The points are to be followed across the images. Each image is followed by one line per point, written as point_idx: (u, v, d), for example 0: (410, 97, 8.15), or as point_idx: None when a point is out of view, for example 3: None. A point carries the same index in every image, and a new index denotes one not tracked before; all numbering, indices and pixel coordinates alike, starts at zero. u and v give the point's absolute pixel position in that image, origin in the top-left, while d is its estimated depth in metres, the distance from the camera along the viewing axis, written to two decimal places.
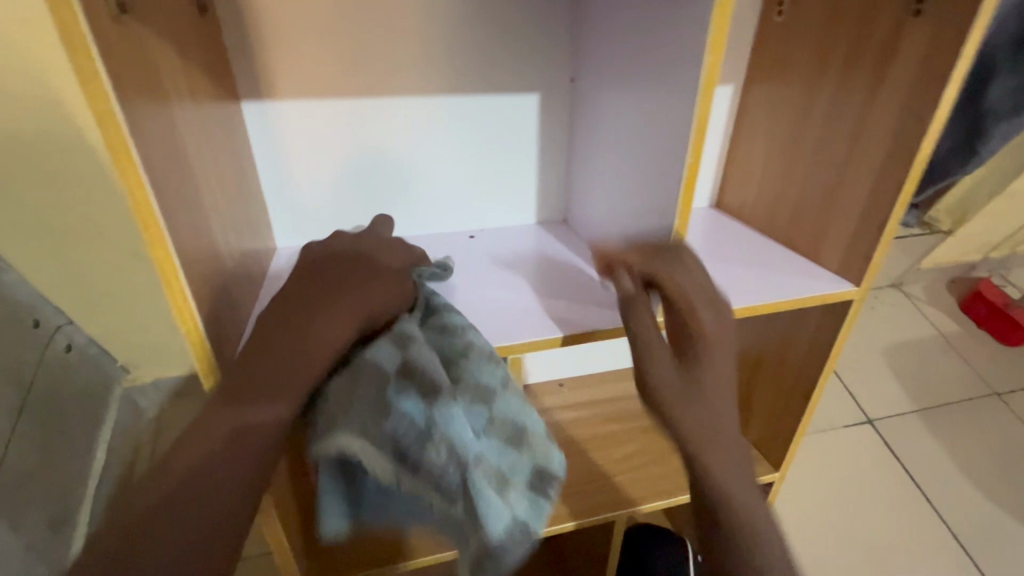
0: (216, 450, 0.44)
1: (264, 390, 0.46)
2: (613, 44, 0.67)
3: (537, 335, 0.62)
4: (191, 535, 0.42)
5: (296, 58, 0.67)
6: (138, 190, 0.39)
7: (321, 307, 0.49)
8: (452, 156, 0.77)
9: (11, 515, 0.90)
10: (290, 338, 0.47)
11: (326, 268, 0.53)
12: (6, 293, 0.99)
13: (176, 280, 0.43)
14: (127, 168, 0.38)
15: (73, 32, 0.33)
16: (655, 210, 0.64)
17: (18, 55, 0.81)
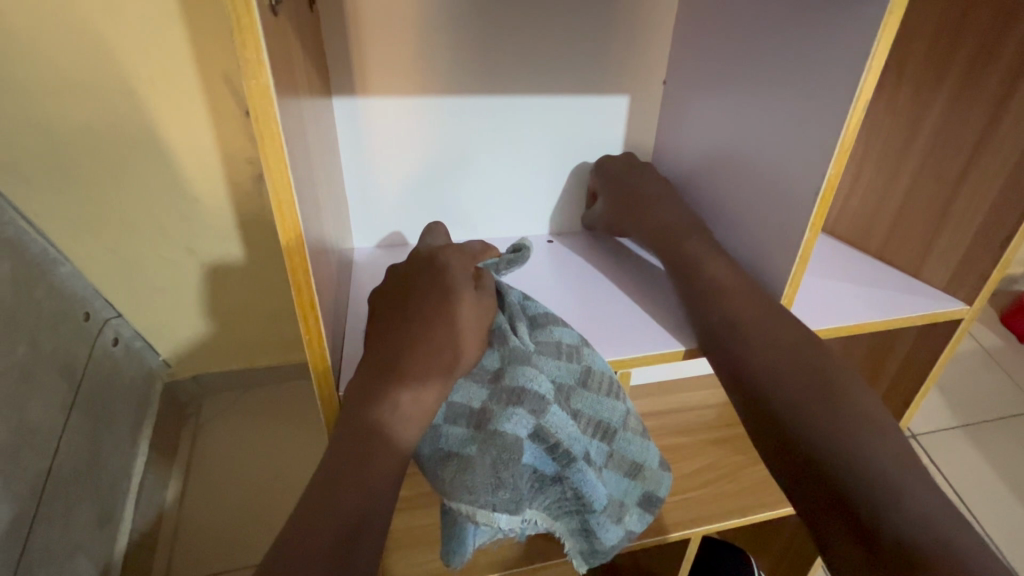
0: (380, 451, 0.44)
1: (415, 401, 0.46)
2: (721, 47, 0.64)
3: (650, 347, 0.58)
4: (358, 530, 0.41)
5: (392, 54, 0.64)
6: (283, 193, 0.39)
7: (439, 333, 0.48)
8: (535, 161, 0.75)
9: (63, 513, 0.88)
10: (418, 363, 0.47)
11: (426, 282, 0.52)
12: (60, 286, 0.97)
13: (306, 289, 0.44)
14: (276, 172, 0.38)
15: (247, 30, 0.33)
16: (768, 223, 0.60)
17: (89, 42, 0.79)
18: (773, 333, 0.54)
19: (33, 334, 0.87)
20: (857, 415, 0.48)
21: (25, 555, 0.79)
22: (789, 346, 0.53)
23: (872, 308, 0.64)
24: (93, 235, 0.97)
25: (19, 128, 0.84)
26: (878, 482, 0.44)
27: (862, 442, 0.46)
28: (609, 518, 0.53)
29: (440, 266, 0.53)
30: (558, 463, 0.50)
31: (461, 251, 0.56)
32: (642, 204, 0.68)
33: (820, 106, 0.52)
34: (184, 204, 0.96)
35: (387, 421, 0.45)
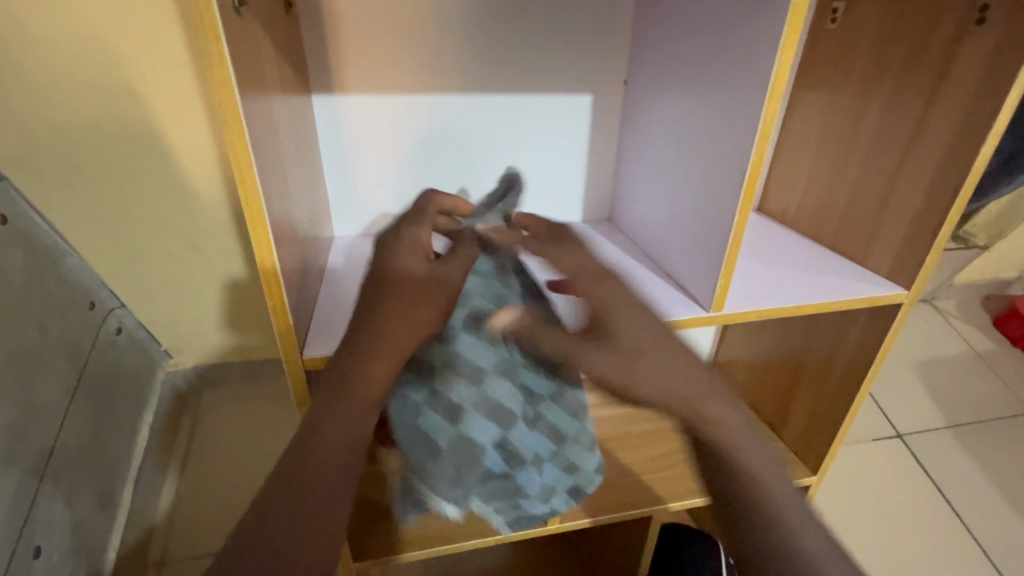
0: (337, 438, 0.50)
1: (370, 396, 0.52)
2: (671, 45, 0.68)
3: None
4: (314, 510, 0.47)
5: (367, 54, 0.70)
6: (246, 170, 0.45)
7: (396, 332, 0.53)
8: (505, 155, 0.80)
9: (65, 487, 0.94)
10: (377, 363, 0.52)
11: (382, 273, 0.55)
12: (69, 276, 1.03)
13: (270, 262, 0.50)
14: (238, 149, 0.44)
15: (209, 23, 0.38)
16: (713, 201, 0.64)
17: (95, 48, 0.86)
18: (705, 411, 0.55)
19: (41, 319, 0.93)
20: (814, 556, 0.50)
21: (26, 525, 0.85)
22: (711, 423, 0.54)
23: (812, 292, 0.68)
24: (99, 228, 1.03)
25: (33, 126, 0.91)
26: None
27: (788, 521, 0.51)
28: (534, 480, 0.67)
29: (392, 251, 0.56)
30: (512, 465, 0.63)
31: (411, 229, 0.58)
32: (655, 376, 0.54)
33: (751, 96, 0.57)
34: (184, 199, 1.03)
35: (348, 413, 0.51)
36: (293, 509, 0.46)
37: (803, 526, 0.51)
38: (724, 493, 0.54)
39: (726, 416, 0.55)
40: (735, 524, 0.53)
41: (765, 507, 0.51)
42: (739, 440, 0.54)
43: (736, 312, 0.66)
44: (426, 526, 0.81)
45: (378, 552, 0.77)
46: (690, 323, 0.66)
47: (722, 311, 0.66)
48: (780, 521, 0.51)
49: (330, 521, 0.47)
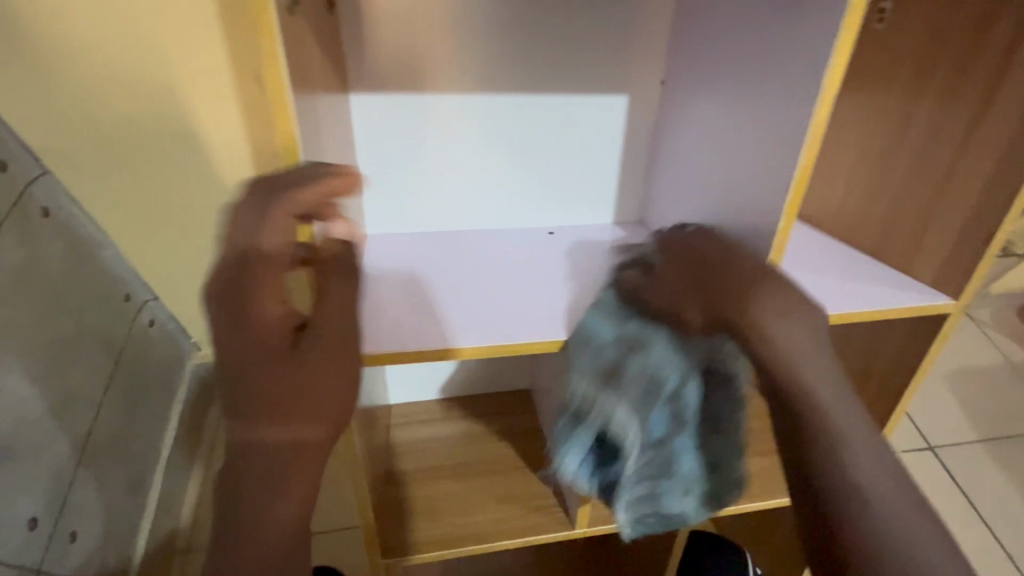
0: (287, 482, 0.46)
1: (304, 423, 0.46)
2: (713, 47, 0.67)
3: None
4: (292, 540, 0.47)
5: (405, 52, 0.70)
6: (298, 167, 0.46)
7: (326, 359, 0.48)
8: (538, 157, 0.79)
9: (99, 474, 0.96)
10: (308, 395, 0.46)
11: (258, 311, 0.44)
12: (106, 267, 1.06)
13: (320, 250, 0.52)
14: (292, 147, 0.45)
15: (267, 22, 0.38)
16: (755, 208, 0.63)
17: (136, 44, 0.87)
18: (802, 377, 0.56)
19: (79, 310, 0.96)
20: (875, 466, 0.56)
21: (63, 509, 0.87)
22: (808, 386, 0.56)
23: (856, 300, 0.67)
24: (135, 222, 1.06)
25: (77, 122, 0.93)
26: (864, 526, 0.54)
27: (864, 468, 0.55)
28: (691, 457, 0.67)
29: (250, 280, 0.44)
30: (672, 433, 0.64)
31: (244, 243, 0.45)
32: (762, 327, 0.56)
33: (796, 103, 0.56)
34: (219, 196, 1.05)
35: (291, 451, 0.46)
36: (255, 550, 0.46)
37: (876, 474, 0.55)
38: (803, 447, 0.57)
39: (816, 377, 0.56)
40: (811, 473, 0.57)
41: (841, 459, 0.55)
42: (828, 399, 0.56)
43: None
44: (451, 527, 0.81)
45: (409, 551, 0.77)
46: None
47: None
48: (855, 472, 0.55)
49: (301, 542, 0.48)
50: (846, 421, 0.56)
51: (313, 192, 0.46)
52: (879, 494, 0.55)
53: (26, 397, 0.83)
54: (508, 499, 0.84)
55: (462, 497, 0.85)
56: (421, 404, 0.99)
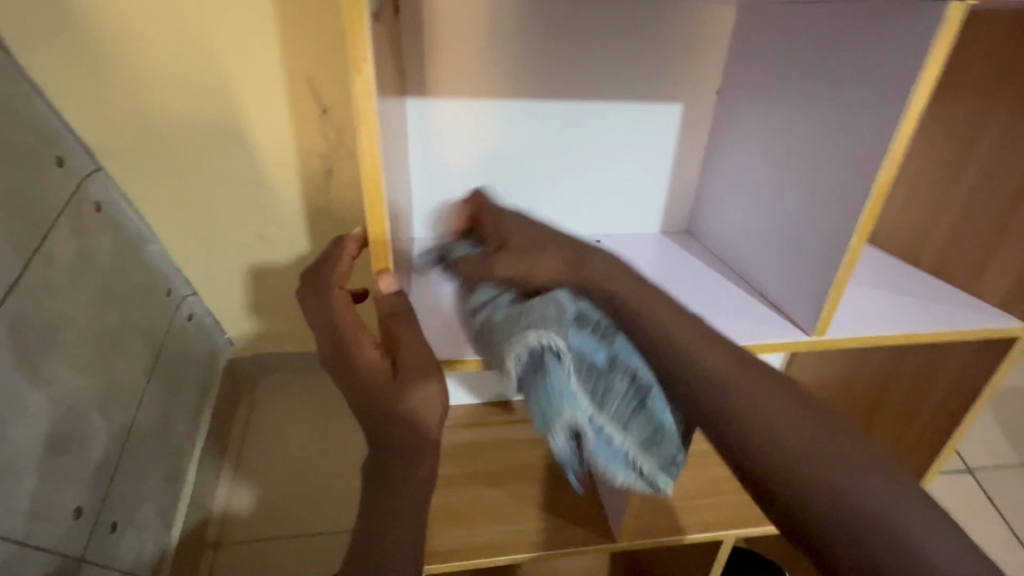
0: (410, 463, 0.53)
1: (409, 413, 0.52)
2: (779, 56, 0.65)
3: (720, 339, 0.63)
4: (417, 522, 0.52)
5: (461, 58, 0.70)
6: (374, 170, 0.45)
7: (409, 352, 0.53)
8: (586, 164, 0.79)
9: (138, 465, 0.98)
10: (401, 386, 0.52)
11: (345, 330, 0.54)
12: (149, 262, 1.07)
13: (383, 248, 0.52)
14: (370, 149, 0.44)
15: (355, 24, 0.38)
16: (824, 217, 0.60)
17: (190, 44, 0.89)
18: (704, 368, 0.54)
19: (124, 303, 0.97)
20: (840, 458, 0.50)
21: (105, 499, 0.89)
22: (733, 391, 0.53)
23: (924, 318, 0.66)
24: (179, 218, 1.07)
25: (127, 119, 0.95)
26: (844, 524, 0.47)
27: (819, 451, 0.50)
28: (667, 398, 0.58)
29: (336, 310, 0.55)
30: (606, 350, 0.56)
31: (324, 287, 0.57)
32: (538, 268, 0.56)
33: (876, 112, 0.53)
34: (261, 194, 1.06)
35: (407, 439, 0.52)
36: (393, 533, 0.51)
37: (843, 465, 0.49)
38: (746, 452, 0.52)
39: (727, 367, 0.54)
40: (764, 481, 0.51)
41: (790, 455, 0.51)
42: (741, 390, 0.53)
43: (838, 336, 0.63)
44: (493, 534, 0.80)
45: (450, 557, 0.76)
46: (788, 347, 0.64)
47: (825, 335, 0.63)
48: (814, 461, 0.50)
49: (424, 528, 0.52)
50: (778, 414, 0.52)
51: (339, 268, 0.58)
52: (854, 479, 0.49)
53: (74, 387, 0.84)
54: (548, 508, 0.83)
55: (500, 505, 0.84)
56: (458, 409, 0.99)
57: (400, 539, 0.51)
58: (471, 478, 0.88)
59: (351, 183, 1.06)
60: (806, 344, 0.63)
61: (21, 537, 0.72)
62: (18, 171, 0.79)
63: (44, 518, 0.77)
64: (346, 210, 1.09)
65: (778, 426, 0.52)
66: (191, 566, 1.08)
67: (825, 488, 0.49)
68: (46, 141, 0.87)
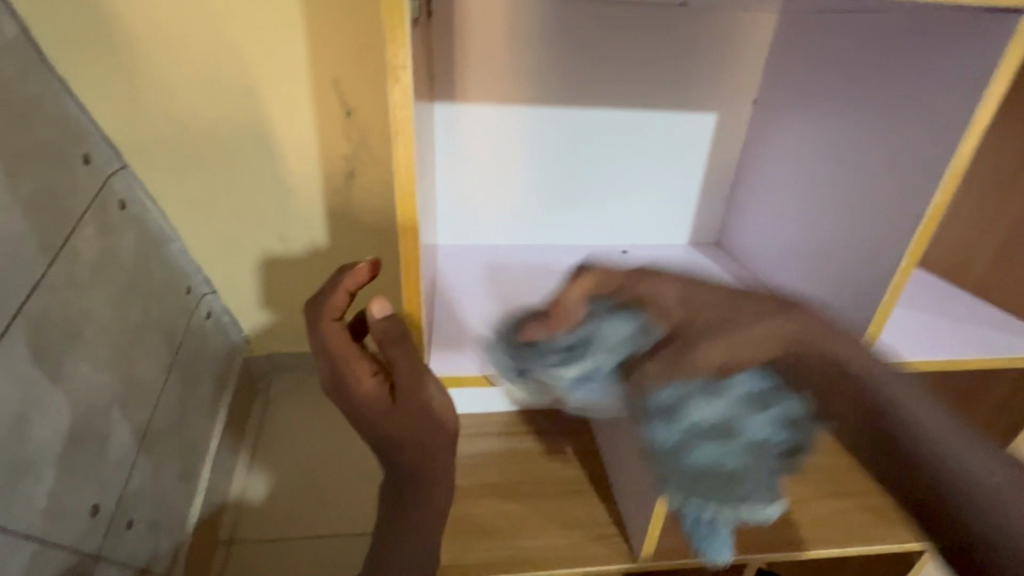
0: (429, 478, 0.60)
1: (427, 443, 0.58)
2: (825, 68, 0.63)
3: None
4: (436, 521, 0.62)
5: (494, 63, 0.68)
6: (407, 175, 0.46)
7: (413, 397, 0.55)
8: (615, 173, 0.77)
9: (155, 463, 0.98)
10: (415, 424, 0.56)
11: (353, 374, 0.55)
12: (171, 260, 1.07)
13: (413, 257, 0.51)
14: (404, 155, 0.45)
15: (396, 28, 0.39)
16: (874, 237, 0.59)
17: (219, 44, 0.89)
18: (832, 353, 0.58)
19: (144, 301, 0.97)
20: (942, 426, 0.55)
21: (121, 497, 0.89)
22: (855, 371, 0.57)
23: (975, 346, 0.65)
24: (200, 217, 1.07)
25: (155, 117, 0.95)
26: (955, 485, 0.52)
27: (922, 427, 0.55)
28: (790, 439, 0.60)
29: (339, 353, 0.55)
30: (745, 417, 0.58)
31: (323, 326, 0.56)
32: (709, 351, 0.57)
33: (941, 130, 0.51)
34: (283, 195, 1.05)
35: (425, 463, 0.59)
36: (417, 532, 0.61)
37: (949, 437, 0.54)
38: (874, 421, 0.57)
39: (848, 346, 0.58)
40: (893, 454, 0.55)
41: (908, 427, 0.55)
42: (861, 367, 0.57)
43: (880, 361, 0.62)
44: (508, 548, 0.78)
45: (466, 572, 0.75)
46: None
47: None
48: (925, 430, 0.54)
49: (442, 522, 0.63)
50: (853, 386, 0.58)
51: (334, 298, 0.56)
52: (951, 447, 0.54)
53: (94, 385, 0.84)
54: (566, 524, 0.82)
55: (517, 519, 0.82)
56: (474, 417, 0.97)
57: (424, 509, 0.61)
58: (487, 490, 0.86)
59: (372, 186, 1.05)
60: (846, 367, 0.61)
61: (38, 534, 0.72)
62: (45, 168, 0.79)
63: (61, 515, 0.77)
64: (368, 212, 1.08)
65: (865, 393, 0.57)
66: (203, 564, 1.08)
67: (947, 455, 0.54)
68: (74, 139, 0.87)
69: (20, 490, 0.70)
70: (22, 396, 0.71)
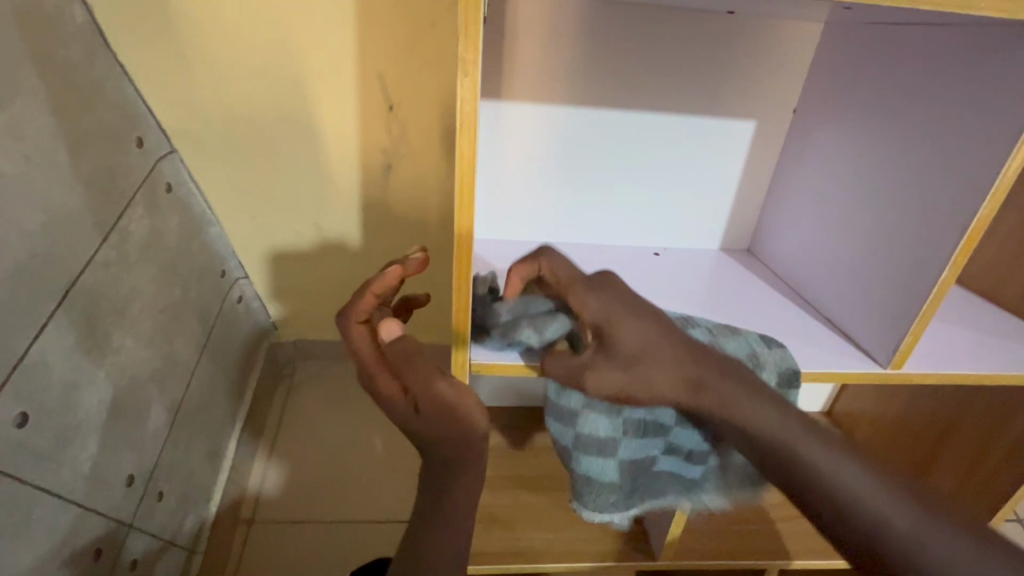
0: (457, 489, 0.59)
1: (454, 448, 0.57)
2: (873, 77, 0.63)
3: (825, 363, 0.62)
4: (462, 537, 0.59)
5: (540, 62, 0.70)
6: (466, 162, 0.47)
7: (437, 401, 0.55)
8: (648, 175, 0.78)
9: (186, 441, 1.01)
10: (442, 425, 0.56)
11: (381, 379, 0.56)
12: (210, 244, 1.11)
13: (465, 244, 0.52)
14: (462, 140, 0.46)
15: (469, 20, 0.41)
16: (916, 244, 0.58)
17: (271, 37, 0.92)
18: (740, 412, 0.54)
19: (184, 282, 1.00)
20: (855, 469, 0.52)
21: (154, 470, 0.92)
22: (739, 418, 0.54)
23: (1009, 359, 0.66)
24: (239, 204, 1.11)
25: (205, 105, 0.98)
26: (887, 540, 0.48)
27: (841, 483, 0.51)
28: (660, 428, 0.61)
29: (365, 359, 0.56)
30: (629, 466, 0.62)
31: (349, 334, 0.57)
32: (652, 382, 0.54)
33: (987, 144, 0.51)
34: (321, 185, 1.09)
35: (452, 468, 0.58)
36: (440, 550, 0.58)
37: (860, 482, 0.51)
38: (804, 493, 0.52)
39: (775, 425, 0.54)
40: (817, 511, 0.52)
41: (852, 502, 0.50)
42: (770, 420, 0.54)
43: (914, 373, 0.62)
44: (533, 538, 0.80)
45: (492, 561, 0.76)
46: (862, 378, 0.62)
47: (901, 368, 0.61)
48: (871, 506, 0.50)
49: (465, 540, 0.59)
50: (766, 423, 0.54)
51: (361, 300, 0.58)
52: (883, 498, 0.50)
53: (136, 359, 0.87)
54: (588, 520, 0.83)
55: (541, 512, 0.84)
56: (500, 410, 1.00)
57: (448, 529, 0.59)
58: (512, 483, 0.88)
59: (408, 179, 1.08)
60: (877, 376, 0.62)
61: (80, 499, 0.75)
62: (103, 148, 0.83)
63: (102, 481, 0.80)
64: (402, 206, 1.11)
65: (775, 433, 0.54)
66: (226, 540, 1.11)
67: (874, 503, 0.50)
68: (130, 122, 0.91)
69: (67, 455, 0.73)
70: (72, 366, 0.75)
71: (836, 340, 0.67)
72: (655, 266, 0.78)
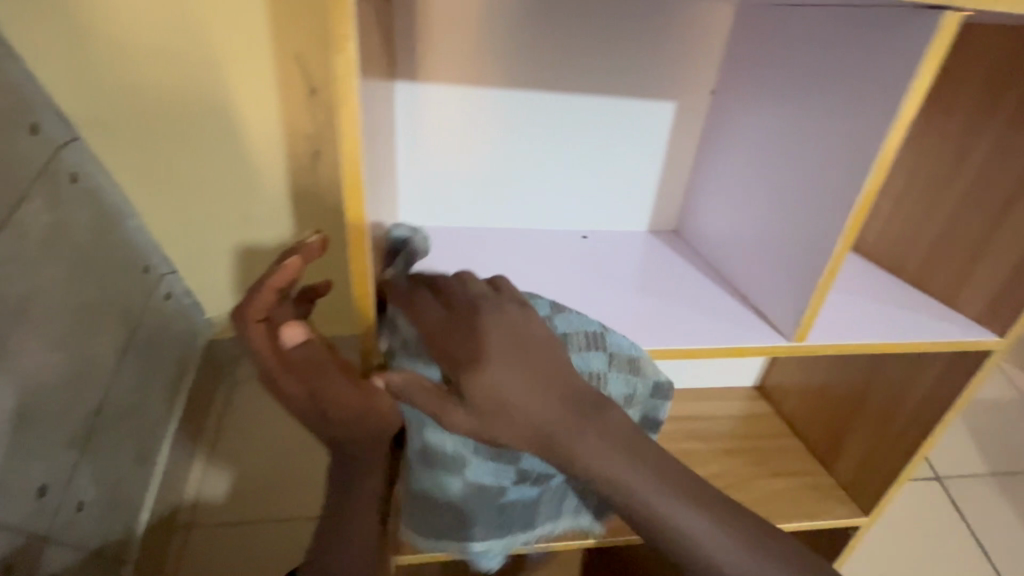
0: (369, 486, 0.61)
1: (367, 451, 0.58)
2: (780, 59, 0.65)
3: (737, 338, 0.65)
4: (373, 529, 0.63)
5: (454, 43, 0.68)
6: (354, 142, 0.46)
7: (351, 410, 0.54)
8: (572, 158, 0.78)
9: (109, 445, 0.95)
10: (355, 429, 0.56)
11: (288, 384, 0.53)
12: (128, 239, 1.04)
13: (360, 228, 0.50)
14: (347, 120, 0.45)
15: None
16: (815, 221, 0.60)
17: (178, 17, 0.86)
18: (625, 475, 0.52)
19: (99, 278, 0.94)
20: (725, 527, 0.53)
21: (73, 477, 0.87)
22: (633, 488, 0.52)
23: (906, 327, 0.70)
24: (158, 195, 1.04)
25: (109, 89, 0.92)
26: None
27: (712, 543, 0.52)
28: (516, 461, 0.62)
29: (271, 364, 0.53)
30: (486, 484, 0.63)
31: (252, 336, 0.53)
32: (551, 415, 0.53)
33: (871, 122, 0.54)
34: (246, 174, 1.04)
35: (366, 470, 0.60)
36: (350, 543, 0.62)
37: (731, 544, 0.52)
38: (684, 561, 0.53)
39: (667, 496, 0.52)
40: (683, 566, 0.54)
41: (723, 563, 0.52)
42: (652, 484, 0.52)
43: (816, 344, 0.65)
44: None
45: (425, 549, 0.76)
46: (770, 351, 0.64)
47: (804, 341, 0.64)
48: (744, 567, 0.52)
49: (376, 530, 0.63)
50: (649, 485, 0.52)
51: (260, 296, 0.54)
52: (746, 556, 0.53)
53: (43, 361, 0.81)
54: None
55: None
56: None
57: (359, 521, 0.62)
58: None
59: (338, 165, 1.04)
60: (784, 349, 0.64)
61: None
62: None
63: (6, 493, 0.75)
64: (334, 193, 1.07)
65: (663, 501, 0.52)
66: (159, 550, 1.06)
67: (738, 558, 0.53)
68: (22, 107, 0.83)
69: None
70: None
71: (751, 315, 0.69)
72: (581, 249, 0.78)
